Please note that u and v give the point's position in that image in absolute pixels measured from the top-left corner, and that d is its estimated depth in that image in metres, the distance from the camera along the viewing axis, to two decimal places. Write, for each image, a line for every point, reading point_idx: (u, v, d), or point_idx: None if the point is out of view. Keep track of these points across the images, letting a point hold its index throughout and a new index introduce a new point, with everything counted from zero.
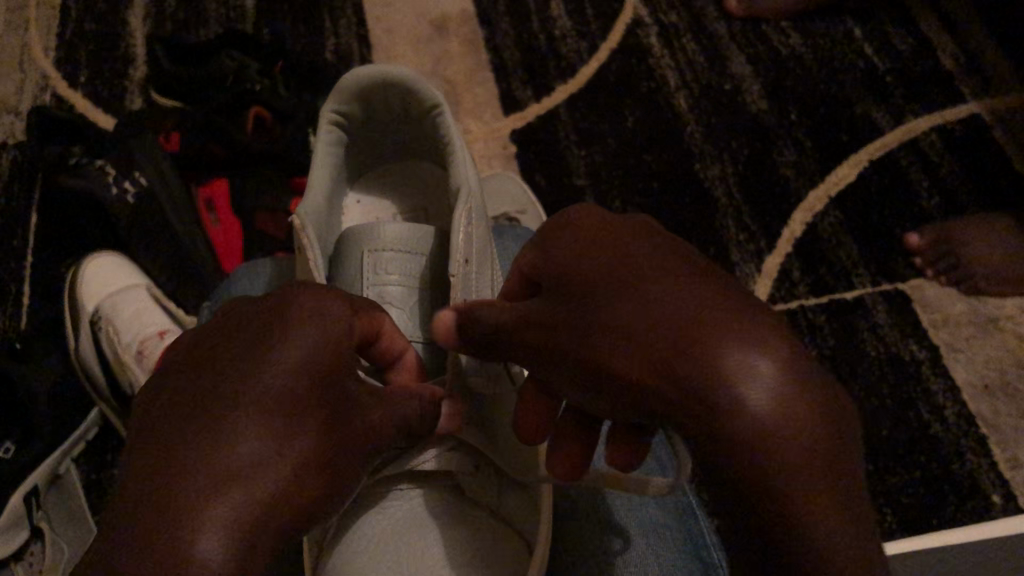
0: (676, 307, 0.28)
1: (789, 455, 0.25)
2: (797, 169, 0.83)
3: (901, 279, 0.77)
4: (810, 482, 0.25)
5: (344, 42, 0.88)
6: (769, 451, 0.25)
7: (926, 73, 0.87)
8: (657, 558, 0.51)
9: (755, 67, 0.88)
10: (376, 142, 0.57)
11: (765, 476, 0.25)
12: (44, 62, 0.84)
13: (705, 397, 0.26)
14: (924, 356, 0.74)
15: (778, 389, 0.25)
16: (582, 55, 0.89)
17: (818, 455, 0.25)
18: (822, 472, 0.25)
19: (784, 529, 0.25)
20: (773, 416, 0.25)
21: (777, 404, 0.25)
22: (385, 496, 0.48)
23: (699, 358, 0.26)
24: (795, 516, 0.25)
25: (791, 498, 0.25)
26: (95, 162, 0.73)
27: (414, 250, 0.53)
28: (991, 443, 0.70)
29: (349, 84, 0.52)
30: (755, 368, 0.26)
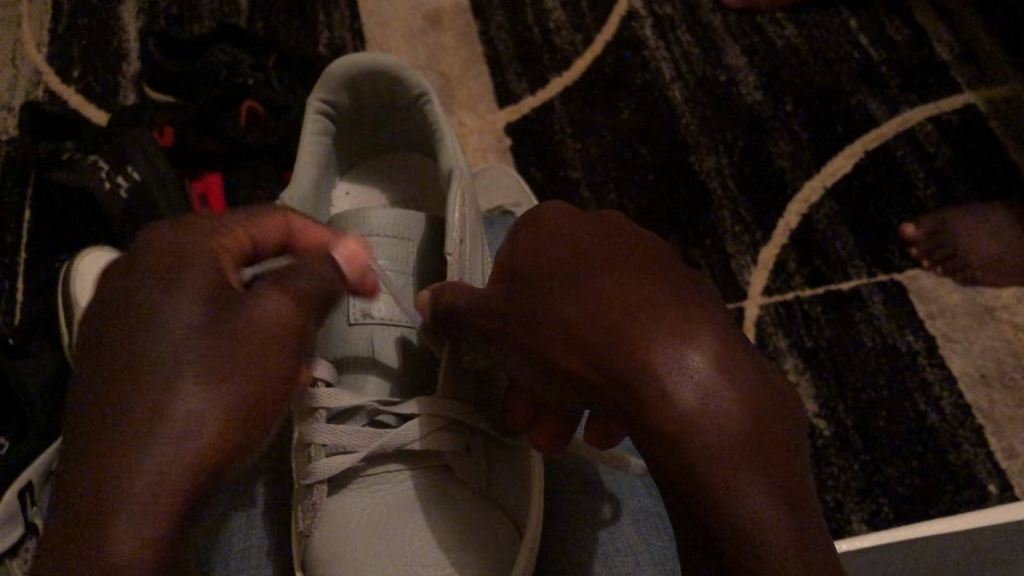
0: (640, 311, 0.33)
1: (725, 442, 0.30)
2: (793, 160, 0.83)
3: (897, 270, 0.77)
4: (745, 469, 0.29)
5: (338, 37, 0.87)
6: (705, 436, 0.30)
7: (922, 64, 0.87)
8: (650, 545, 0.51)
9: (750, 59, 0.88)
10: (364, 132, 0.57)
11: (704, 462, 0.30)
12: (37, 57, 0.84)
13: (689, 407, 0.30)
14: (921, 347, 0.74)
15: (713, 378, 0.31)
16: (577, 48, 0.88)
17: (753, 444, 0.30)
18: (757, 459, 0.29)
19: (720, 511, 0.29)
20: (708, 405, 0.30)
21: (710, 392, 0.30)
22: (376, 479, 0.48)
23: (651, 352, 0.32)
24: (730, 500, 0.29)
25: (727, 485, 0.29)
26: (90, 158, 0.73)
27: (405, 235, 0.52)
28: (988, 433, 0.70)
29: (335, 74, 0.52)
30: (692, 362, 0.31)
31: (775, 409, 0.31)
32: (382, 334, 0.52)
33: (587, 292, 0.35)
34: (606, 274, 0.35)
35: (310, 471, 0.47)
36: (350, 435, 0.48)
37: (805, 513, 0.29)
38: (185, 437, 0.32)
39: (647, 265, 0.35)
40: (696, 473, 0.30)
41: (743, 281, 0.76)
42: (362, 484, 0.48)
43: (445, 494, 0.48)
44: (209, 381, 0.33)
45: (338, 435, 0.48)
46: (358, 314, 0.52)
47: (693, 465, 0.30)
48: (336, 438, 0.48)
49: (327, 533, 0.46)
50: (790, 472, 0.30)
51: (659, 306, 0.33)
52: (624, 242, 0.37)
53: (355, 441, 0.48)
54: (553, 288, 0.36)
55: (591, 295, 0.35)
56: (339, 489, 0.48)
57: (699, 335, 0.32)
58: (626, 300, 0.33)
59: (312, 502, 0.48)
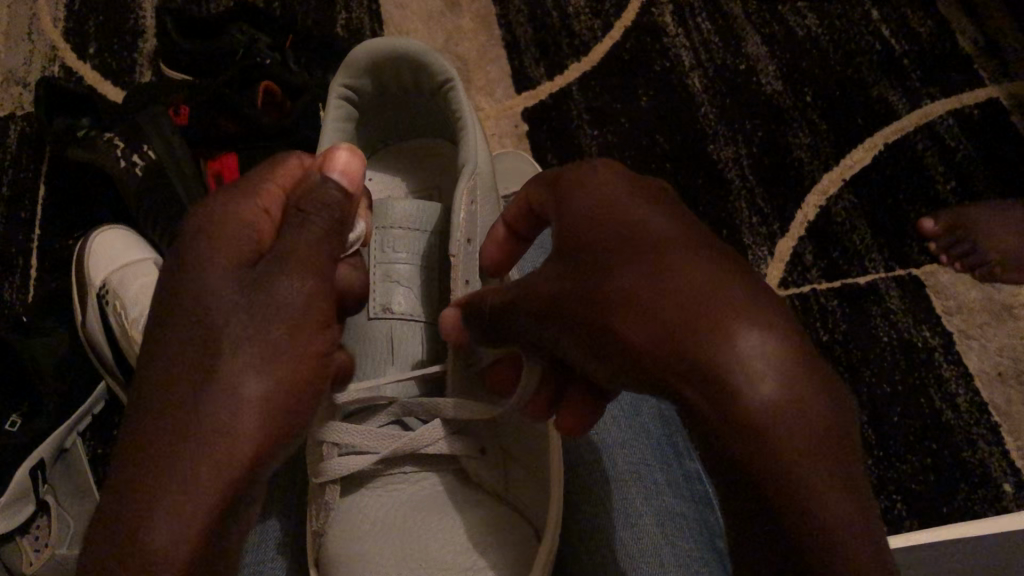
0: (703, 290, 0.29)
1: (801, 435, 0.27)
2: (812, 152, 0.82)
3: (916, 265, 0.76)
4: (819, 461, 0.27)
5: (355, 18, 0.87)
6: (778, 425, 0.27)
7: (946, 56, 0.86)
8: (670, 546, 0.50)
9: (771, 48, 0.87)
10: (389, 117, 0.57)
11: (779, 454, 0.27)
12: (52, 31, 0.83)
13: (734, 372, 0.28)
14: (937, 342, 0.73)
15: (773, 339, 0.28)
16: (596, 33, 0.87)
17: (827, 434, 0.27)
18: (811, 425, 0.27)
19: (798, 505, 0.27)
20: (787, 391, 0.27)
21: (788, 378, 0.27)
22: (393, 482, 0.48)
23: (696, 307, 0.29)
24: (802, 495, 0.27)
25: (800, 477, 0.27)
26: (109, 135, 0.73)
27: (421, 228, 0.52)
28: (1004, 431, 0.69)
29: (359, 58, 0.52)
30: (765, 342, 0.28)
31: (837, 397, 0.28)
32: (400, 327, 0.51)
33: (645, 264, 0.31)
34: (668, 248, 0.31)
35: (325, 472, 0.46)
36: (367, 435, 0.47)
37: (859, 493, 0.27)
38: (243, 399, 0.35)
39: (707, 246, 0.32)
40: (765, 464, 0.27)
41: (759, 273, 0.76)
42: (376, 484, 0.48)
43: (461, 498, 0.47)
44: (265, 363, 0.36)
45: (352, 438, 0.47)
46: (376, 309, 0.51)
47: (763, 456, 0.27)
48: (354, 438, 0.47)
49: (342, 536, 0.46)
50: (844, 449, 0.28)
51: (727, 287, 0.29)
52: (677, 219, 0.33)
53: (373, 441, 0.47)
54: (604, 264, 0.32)
55: (657, 266, 0.31)
56: (354, 488, 0.48)
57: (766, 316, 0.29)
58: (689, 278, 0.30)
59: (324, 500, 0.47)
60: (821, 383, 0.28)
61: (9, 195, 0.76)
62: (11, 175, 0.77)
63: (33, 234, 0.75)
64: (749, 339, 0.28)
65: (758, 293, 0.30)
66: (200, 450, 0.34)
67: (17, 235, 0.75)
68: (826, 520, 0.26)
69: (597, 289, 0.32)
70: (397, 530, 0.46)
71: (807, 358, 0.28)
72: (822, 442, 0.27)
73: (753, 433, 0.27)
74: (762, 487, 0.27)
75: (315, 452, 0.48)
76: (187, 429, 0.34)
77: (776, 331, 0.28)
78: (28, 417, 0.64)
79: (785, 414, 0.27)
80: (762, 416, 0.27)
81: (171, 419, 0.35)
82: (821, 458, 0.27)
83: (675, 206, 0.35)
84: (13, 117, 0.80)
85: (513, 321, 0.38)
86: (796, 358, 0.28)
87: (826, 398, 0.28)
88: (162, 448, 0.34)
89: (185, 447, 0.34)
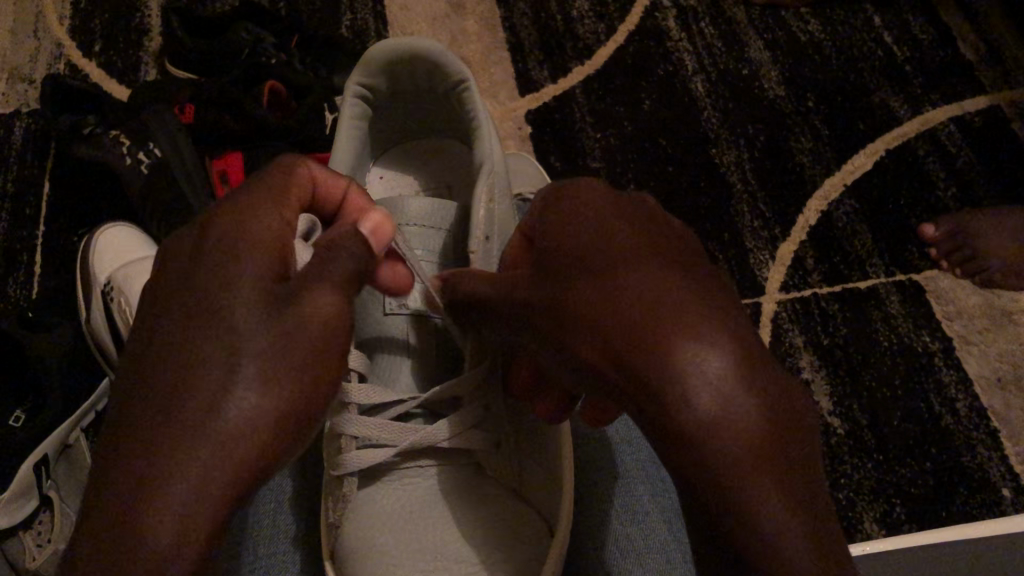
0: (656, 302, 0.32)
1: (744, 454, 0.29)
2: (814, 157, 0.82)
3: (916, 270, 0.77)
4: (764, 476, 0.29)
5: (360, 18, 0.87)
6: (715, 442, 0.29)
7: (947, 63, 0.86)
8: (678, 544, 0.51)
9: (773, 52, 0.87)
10: (403, 116, 0.57)
11: (720, 469, 0.29)
12: (58, 29, 0.83)
13: (677, 379, 0.30)
14: (937, 347, 0.73)
15: (723, 352, 0.30)
16: (600, 37, 0.88)
17: (771, 446, 0.29)
18: (757, 438, 0.29)
19: (744, 516, 0.29)
20: (724, 411, 0.29)
21: (725, 400, 0.29)
22: (406, 474, 0.48)
23: (651, 315, 0.31)
24: (744, 508, 0.29)
25: (745, 489, 0.29)
26: (112, 133, 0.74)
27: (436, 224, 0.52)
28: (1002, 436, 0.70)
29: (377, 57, 0.52)
30: (707, 363, 0.30)
31: (787, 415, 0.30)
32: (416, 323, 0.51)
33: (604, 289, 0.33)
34: (624, 268, 0.33)
35: (343, 465, 0.47)
36: (383, 428, 0.47)
37: (808, 504, 0.29)
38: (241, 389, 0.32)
39: (667, 258, 0.33)
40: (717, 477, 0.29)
41: (760, 277, 0.76)
42: (391, 477, 0.48)
43: (474, 489, 0.47)
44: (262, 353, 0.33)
45: (370, 429, 0.47)
46: (393, 304, 0.51)
47: (710, 471, 0.29)
48: (371, 432, 0.47)
49: (357, 530, 0.46)
50: (794, 464, 0.29)
51: (677, 308, 0.31)
52: (644, 232, 0.35)
53: (389, 434, 0.47)
54: (567, 285, 0.35)
55: (615, 290, 0.33)
56: (370, 481, 0.48)
57: (706, 335, 0.30)
58: (647, 292, 0.32)
59: (341, 492, 0.47)
60: (769, 396, 0.30)
61: (14, 193, 0.77)
62: (16, 171, 0.77)
63: (37, 230, 0.75)
64: (695, 351, 0.30)
65: (715, 305, 0.32)
66: (187, 432, 0.31)
67: (22, 231, 0.75)
68: (765, 524, 0.28)
69: (567, 308, 0.34)
70: (409, 527, 0.45)
71: (752, 370, 0.30)
72: (768, 454, 0.29)
73: (696, 449, 0.29)
74: (713, 492, 0.29)
75: (336, 445, 0.48)
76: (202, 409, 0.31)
77: (719, 352, 0.30)
78: (31, 413, 0.64)
79: (725, 418, 0.29)
80: (698, 420, 0.29)
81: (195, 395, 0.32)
82: (767, 468, 0.29)
83: (650, 215, 0.36)
84: (18, 114, 0.80)
85: (501, 327, 0.40)
86: (740, 378, 0.30)
87: (773, 414, 0.30)
88: (173, 429, 0.31)
89: (199, 426, 0.31)
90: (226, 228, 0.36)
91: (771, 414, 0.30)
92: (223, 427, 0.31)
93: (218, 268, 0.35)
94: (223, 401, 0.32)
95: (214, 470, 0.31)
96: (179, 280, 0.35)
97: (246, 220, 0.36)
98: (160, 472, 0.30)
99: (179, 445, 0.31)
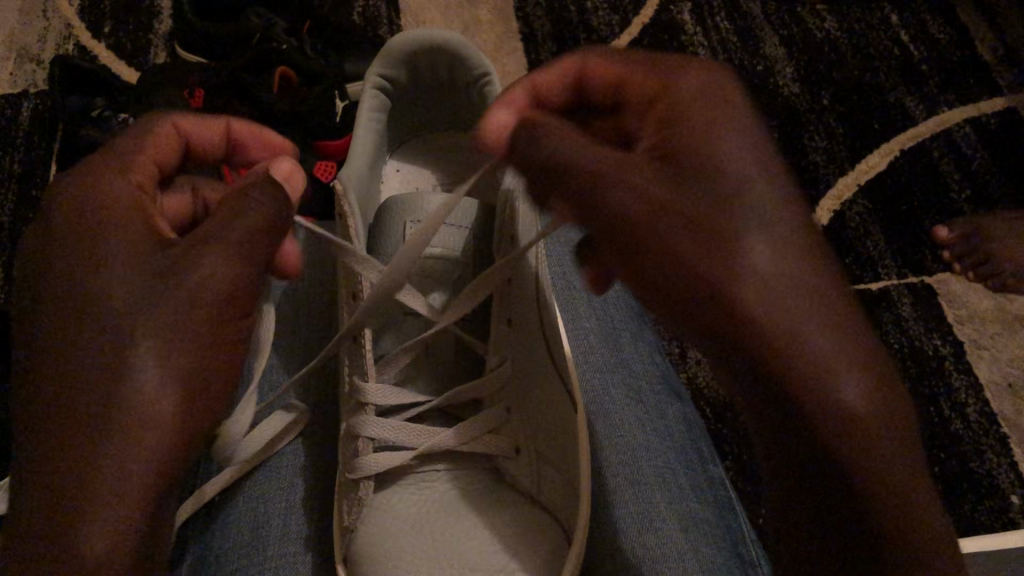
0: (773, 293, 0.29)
1: (875, 453, 0.29)
2: (828, 156, 0.81)
3: (928, 272, 0.76)
4: (897, 487, 0.29)
5: (372, 7, 0.87)
6: (859, 474, 0.29)
7: (964, 63, 0.86)
8: (694, 551, 0.50)
9: (789, 49, 0.86)
10: (422, 110, 0.57)
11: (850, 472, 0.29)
12: (69, 11, 0.83)
13: (825, 390, 0.28)
14: (948, 351, 0.73)
15: (862, 372, 0.29)
16: (614, 28, 0.87)
17: (901, 471, 0.30)
18: (891, 475, 0.29)
19: (876, 504, 0.29)
20: (871, 428, 0.29)
21: (872, 422, 0.29)
22: (420, 478, 0.47)
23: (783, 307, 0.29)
24: (883, 516, 0.29)
25: (889, 508, 0.29)
26: (122, 116, 0.74)
27: (458, 223, 0.52)
28: (1012, 442, 0.69)
29: (398, 50, 0.51)
30: (855, 389, 0.29)
31: (903, 435, 0.30)
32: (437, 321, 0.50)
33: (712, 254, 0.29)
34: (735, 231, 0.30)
35: (356, 468, 0.46)
36: (398, 431, 0.47)
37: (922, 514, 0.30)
38: (154, 362, 0.31)
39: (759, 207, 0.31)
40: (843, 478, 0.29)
41: None
42: (404, 482, 0.47)
43: (487, 497, 0.47)
44: (166, 316, 0.32)
45: (385, 431, 0.47)
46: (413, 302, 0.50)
47: (848, 487, 0.29)
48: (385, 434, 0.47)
49: (368, 535, 0.45)
50: (912, 481, 0.30)
51: (813, 321, 0.29)
52: (745, 169, 0.32)
53: (403, 436, 0.47)
54: (673, 225, 0.30)
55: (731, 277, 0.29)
56: (383, 485, 0.47)
57: (841, 351, 0.29)
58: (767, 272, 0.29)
59: (357, 495, 0.46)
60: (895, 419, 0.29)
61: (20, 173, 0.76)
62: (23, 151, 0.77)
63: (43, 213, 0.74)
64: (843, 379, 0.29)
65: (830, 300, 0.30)
66: (100, 417, 0.30)
67: (27, 213, 0.74)
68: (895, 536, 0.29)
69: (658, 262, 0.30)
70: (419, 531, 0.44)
71: (883, 395, 0.29)
72: (892, 478, 0.29)
73: (845, 460, 0.29)
74: (841, 496, 0.29)
75: (349, 448, 0.48)
76: (109, 414, 0.30)
77: (858, 365, 0.29)
78: None
79: (863, 437, 0.29)
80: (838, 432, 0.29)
81: (103, 374, 0.31)
82: (893, 496, 0.29)
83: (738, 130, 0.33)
84: (25, 94, 0.79)
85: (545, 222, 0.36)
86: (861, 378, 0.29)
87: (892, 437, 0.29)
88: (101, 402, 0.30)
89: (112, 404, 0.30)
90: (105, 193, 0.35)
91: (894, 439, 0.29)
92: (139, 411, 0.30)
93: (92, 230, 0.34)
94: (136, 378, 0.31)
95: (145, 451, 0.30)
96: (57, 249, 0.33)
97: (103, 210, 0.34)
98: (97, 450, 0.30)
99: (101, 418, 0.30)
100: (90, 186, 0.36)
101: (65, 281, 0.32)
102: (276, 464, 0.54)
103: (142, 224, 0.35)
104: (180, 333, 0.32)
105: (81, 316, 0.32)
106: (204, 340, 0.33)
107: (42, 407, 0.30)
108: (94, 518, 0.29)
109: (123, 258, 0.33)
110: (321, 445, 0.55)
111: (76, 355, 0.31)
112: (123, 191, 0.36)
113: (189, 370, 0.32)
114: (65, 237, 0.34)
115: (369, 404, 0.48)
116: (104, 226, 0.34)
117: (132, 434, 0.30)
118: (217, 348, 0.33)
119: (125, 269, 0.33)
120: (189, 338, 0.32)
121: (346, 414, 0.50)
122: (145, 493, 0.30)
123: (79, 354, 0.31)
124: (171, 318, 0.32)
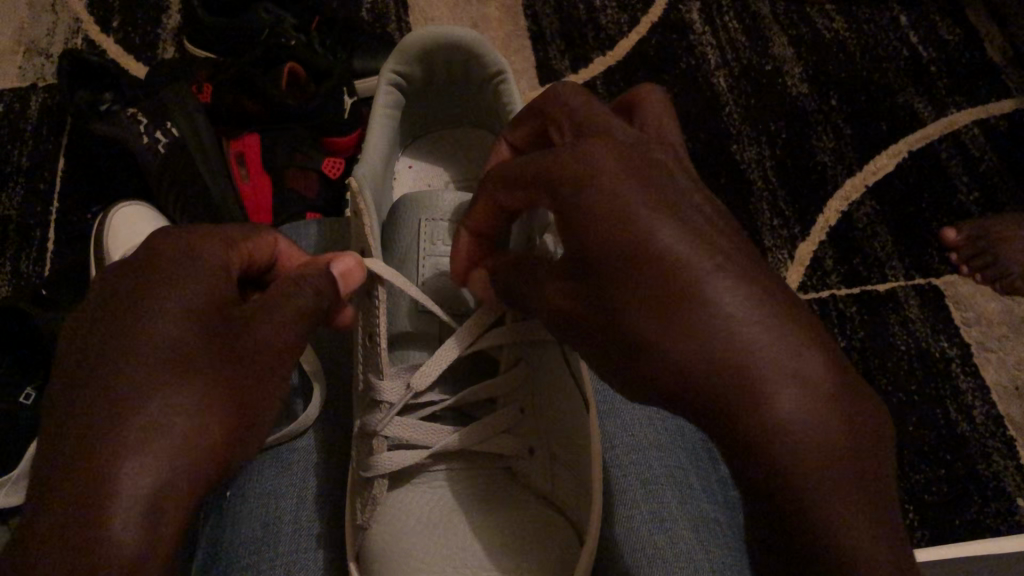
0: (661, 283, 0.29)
1: (806, 421, 0.27)
2: (835, 156, 0.81)
3: (935, 274, 0.76)
4: (831, 473, 0.27)
5: (381, 4, 0.87)
6: (779, 458, 0.27)
7: (972, 65, 0.85)
8: (707, 553, 0.50)
9: (797, 50, 0.86)
10: (436, 106, 0.56)
11: (786, 482, 0.27)
12: (77, 4, 0.83)
13: (718, 380, 0.28)
14: (955, 353, 0.72)
15: (764, 352, 0.28)
16: (622, 27, 0.87)
17: (844, 455, 0.27)
18: (833, 456, 0.27)
19: (797, 495, 0.27)
20: (785, 412, 0.27)
21: (778, 398, 0.27)
22: (436, 477, 0.47)
23: (665, 304, 0.29)
24: (812, 504, 0.27)
25: (820, 500, 0.27)
26: (127, 112, 0.73)
27: None
28: (1019, 445, 0.69)
29: (413, 46, 0.51)
30: (759, 369, 0.28)
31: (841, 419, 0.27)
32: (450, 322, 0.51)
33: (645, 234, 0.30)
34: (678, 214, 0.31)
35: (372, 465, 0.46)
36: (417, 429, 0.47)
37: (881, 508, 0.27)
38: (187, 411, 0.31)
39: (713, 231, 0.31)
40: (754, 452, 0.28)
41: (778, 277, 0.75)
42: (420, 480, 0.47)
43: (507, 497, 0.47)
44: (204, 374, 0.33)
45: (399, 429, 0.47)
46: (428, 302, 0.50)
47: (769, 481, 0.27)
48: (403, 432, 0.47)
49: (385, 534, 0.45)
50: (870, 464, 0.28)
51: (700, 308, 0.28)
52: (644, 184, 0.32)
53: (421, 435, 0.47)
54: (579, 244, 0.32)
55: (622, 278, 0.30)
56: (398, 483, 0.47)
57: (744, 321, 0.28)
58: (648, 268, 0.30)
59: (370, 494, 0.46)
60: (820, 395, 0.27)
61: (29, 167, 0.76)
62: (32, 146, 0.77)
63: (51, 208, 0.75)
64: (742, 352, 0.28)
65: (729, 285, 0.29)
66: (128, 442, 0.30)
67: (35, 207, 0.74)
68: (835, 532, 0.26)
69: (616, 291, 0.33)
70: (436, 529, 0.45)
71: (800, 376, 0.28)
72: (831, 459, 0.27)
73: (762, 450, 0.27)
74: (774, 501, 0.27)
75: (365, 446, 0.48)
76: (145, 422, 0.30)
77: (757, 340, 0.28)
78: (43, 392, 0.64)
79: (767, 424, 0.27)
80: (746, 420, 0.27)
81: (136, 406, 0.30)
82: (832, 476, 0.27)
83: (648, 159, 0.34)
84: (34, 88, 0.79)
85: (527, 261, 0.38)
86: (828, 371, 0.28)
87: (818, 410, 0.27)
88: (133, 430, 0.30)
89: (145, 434, 0.30)
90: (172, 254, 0.36)
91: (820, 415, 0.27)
92: (167, 448, 0.30)
93: (166, 280, 0.34)
94: (165, 419, 0.31)
95: (163, 480, 0.30)
96: (119, 291, 0.34)
97: (194, 264, 0.36)
98: (118, 471, 0.29)
99: (129, 442, 0.30)
100: (166, 250, 0.36)
101: (116, 323, 0.33)
102: (286, 460, 0.54)
103: (220, 285, 0.36)
104: (212, 389, 0.33)
105: (121, 351, 0.32)
106: (227, 406, 0.33)
107: (71, 424, 0.30)
108: (116, 532, 0.28)
109: (195, 309, 0.34)
110: (330, 443, 0.55)
111: (113, 388, 0.31)
112: (207, 261, 0.37)
113: (213, 425, 0.32)
114: (135, 281, 0.34)
115: (384, 403, 0.48)
116: (169, 281, 0.34)
117: (157, 462, 0.30)
118: (235, 413, 0.33)
119: (176, 323, 0.33)
120: (220, 394, 0.33)
121: (359, 412, 0.50)
122: (166, 527, 0.29)
123: (117, 388, 0.31)
124: (208, 378, 0.33)
